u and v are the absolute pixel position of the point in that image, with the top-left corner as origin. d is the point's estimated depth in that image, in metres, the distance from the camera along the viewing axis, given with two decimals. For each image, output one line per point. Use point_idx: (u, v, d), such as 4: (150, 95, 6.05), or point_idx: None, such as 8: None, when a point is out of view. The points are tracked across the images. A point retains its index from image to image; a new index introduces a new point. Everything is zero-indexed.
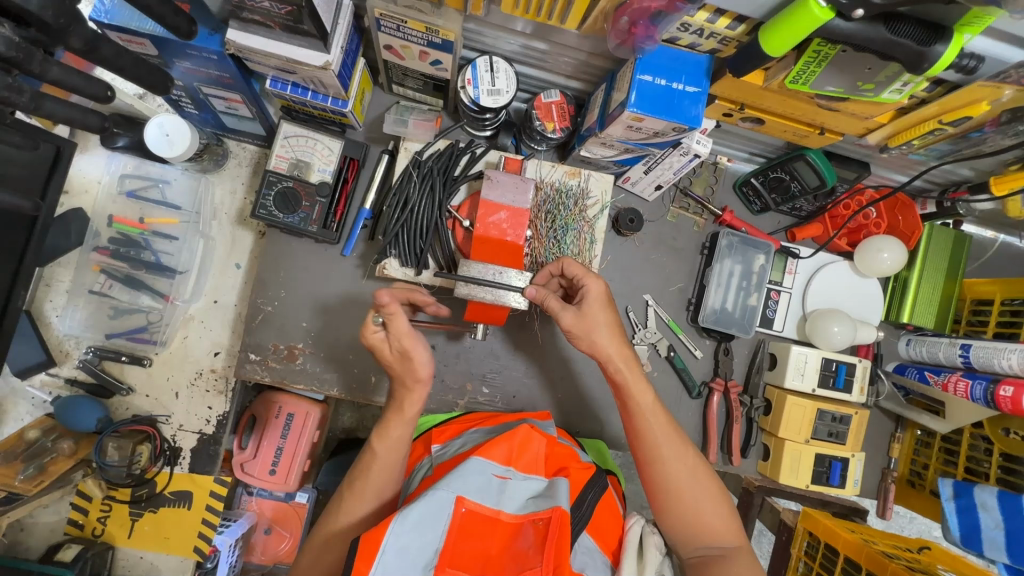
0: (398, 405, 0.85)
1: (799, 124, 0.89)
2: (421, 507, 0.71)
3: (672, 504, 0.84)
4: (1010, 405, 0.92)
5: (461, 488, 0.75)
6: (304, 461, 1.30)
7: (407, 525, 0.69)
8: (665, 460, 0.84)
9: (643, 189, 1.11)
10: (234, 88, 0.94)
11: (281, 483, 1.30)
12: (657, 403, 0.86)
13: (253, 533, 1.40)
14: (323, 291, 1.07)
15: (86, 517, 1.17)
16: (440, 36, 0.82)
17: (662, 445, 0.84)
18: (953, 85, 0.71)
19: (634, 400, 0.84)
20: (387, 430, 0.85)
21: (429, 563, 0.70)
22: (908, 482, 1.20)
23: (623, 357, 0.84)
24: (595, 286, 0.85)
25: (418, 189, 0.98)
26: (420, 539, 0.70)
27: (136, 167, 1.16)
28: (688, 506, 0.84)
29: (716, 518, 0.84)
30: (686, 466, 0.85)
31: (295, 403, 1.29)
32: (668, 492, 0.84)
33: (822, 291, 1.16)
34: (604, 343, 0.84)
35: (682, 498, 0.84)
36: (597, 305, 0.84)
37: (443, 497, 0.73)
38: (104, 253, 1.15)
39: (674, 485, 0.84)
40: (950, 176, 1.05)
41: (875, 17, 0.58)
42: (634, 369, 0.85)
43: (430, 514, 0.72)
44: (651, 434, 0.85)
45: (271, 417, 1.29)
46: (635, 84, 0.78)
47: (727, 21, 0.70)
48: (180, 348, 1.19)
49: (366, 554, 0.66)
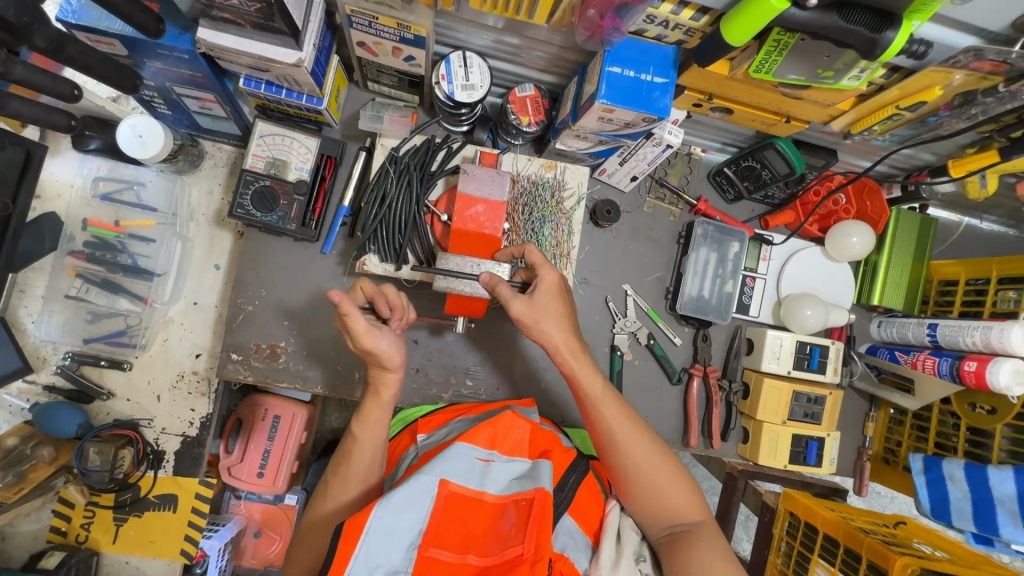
0: (374, 389, 0.86)
1: (766, 113, 0.91)
2: (406, 489, 0.72)
3: (634, 484, 0.86)
4: (975, 378, 0.97)
5: (445, 471, 0.76)
6: (291, 462, 1.31)
7: (391, 508, 0.70)
8: (624, 444, 0.86)
9: (620, 180, 1.13)
10: (208, 87, 0.94)
11: (269, 485, 1.30)
12: (607, 389, 0.88)
13: (243, 536, 1.40)
14: (305, 291, 1.07)
15: (69, 524, 1.15)
16: (411, 32, 0.83)
17: (616, 428, 0.87)
18: (909, 71, 0.73)
19: (586, 390, 0.87)
20: (365, 414, 0.86)
21: (412, 543, 0.71)
22: (883, 459, 1.24)
23: (570, 349, 0.87)
24: (549, 276, 0.86)
25: (395, 185, 0.97)
26: (404, 521, 0.71)
27: (110, 169, 1.15)
28: (652, 487, 0.85)
29: (679, 499, 0.86)
30: (644, 449, 0.87)
31: (281, 405, 1.30)
32: (628, 475, 0.86)
33: (795, 275, 1.19)
34: (552, 333, 0.86)
35: (644, 479, 0.85)
36: (548, 294, 0.86)
37: (428, 480, 0.74)
38: (79, 256, 1.13)
39: (634, 467, 0.86)
40: (914, 161, 1.08)
41: (829, 5, 0.60)
42: (581, 358, 0.88)
43: (414, 496, 0.73)
44: (605, 421, 0.87)
45: (258, 420, 1.29)
46: (604, 76, 0.79)
47: (690, 12, 0.72)
48: (161, 351, 1.18)
49: (352, 535, 0.68)
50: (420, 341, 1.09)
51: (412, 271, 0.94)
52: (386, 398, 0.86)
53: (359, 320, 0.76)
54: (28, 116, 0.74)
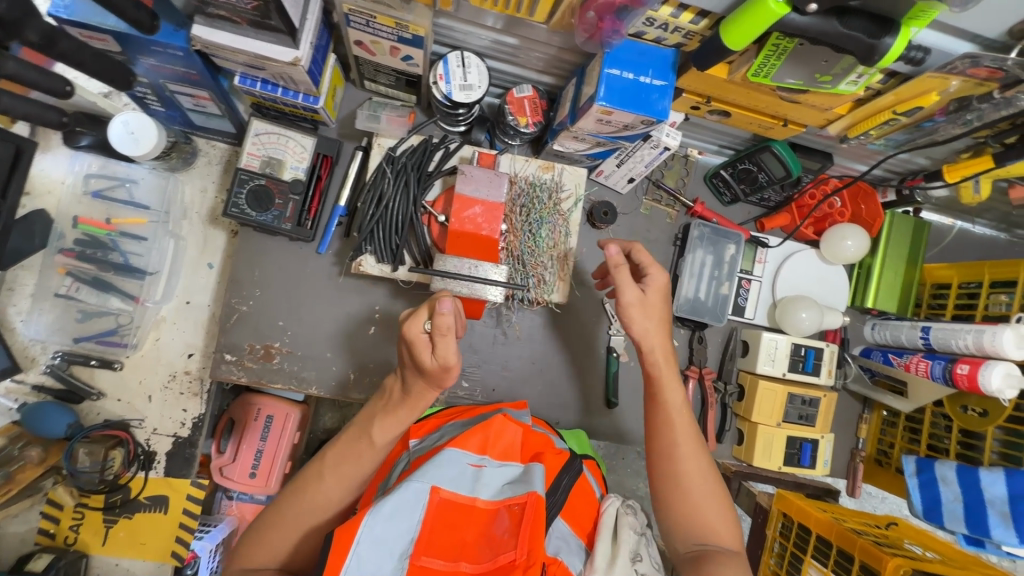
0: (411, 398, 0.82)
1: (763, 116, 0.92)
2: (397, 497, 0.71)
3: (671, 490, 0.86)
4: (967, 381, 0.98)
5: (437, 478, 0.75)
6: (285, 462, 1.30)
7: (382, 517, 0.69)
8: (677, 450, 0.86)
9: (617, 182, 1.13)
10: (202, 85, 0.93)
11: (261, 486, 1.29)
12: (685, 403, 0.90)
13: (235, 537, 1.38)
14: (300, 290, 1.06)
15: (57, 526, 1.14)
16: (410, 31, 0.83)
17: (678, 434, 0.87)
18: (906, 76, 0.74)
19: (658, 389, 0.89)
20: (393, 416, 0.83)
21: (404, 552, 0.70)
22: (875, 461, 1.25)
23: (663, 355, 0.89)
24: (658, 278, 0.89)
25: (392, 185, 0.96)
26: (396, 529, 0.70)
27: (102, 166, 1.13)
28: (689, 497, 0.85)
29: (713, 516, 0.84)
30: (693, 459, 0.86)
31: (274, 404, 1.29)
32: (669, 481, 0.86)
33: (790, 278, 1.20)
34: (652, 334, 0.88)
35: (684, 487, 0.85)
36: (656, 297, 0.89)
37: (419, 487, 0.73)
38: (70, 254, 1.12)
39: (678, 475, 0.85)
40: (909, 165, 1.09)
41: (828, 11, 0.60)
42: (670, 366, 0.90)
43: (406, 504, 0.72)
44: (672, 428, 0.88)
45: (250, 419, 1.28)
46: (603, 78, 0.79)
47: (690, 15, 0.72)
48: (152, 351, 1.17)
49: (341, 547, 0.67)
50: None
51: (410, 272, 0.93)
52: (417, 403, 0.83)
53: (455, 347, 0.74)
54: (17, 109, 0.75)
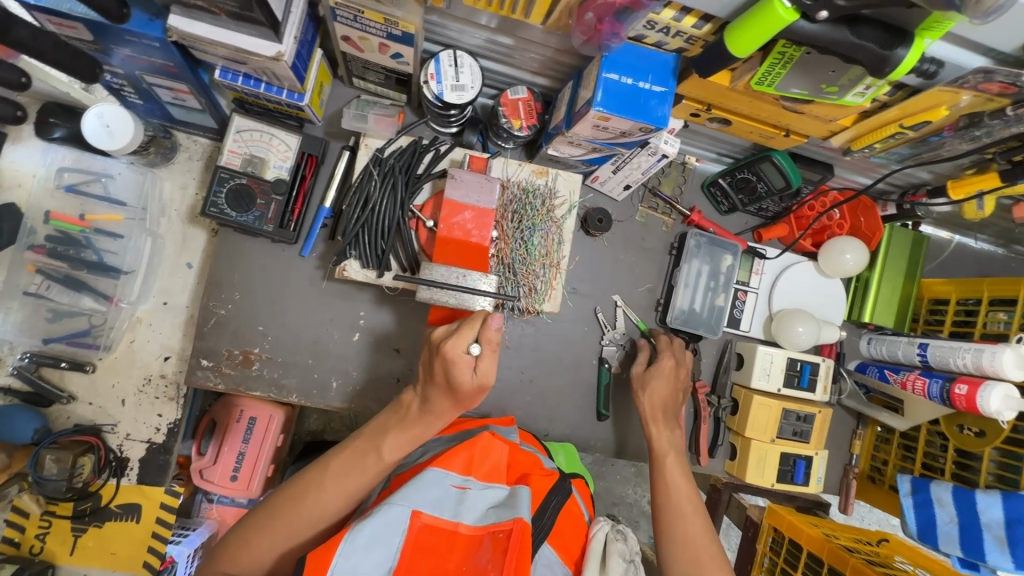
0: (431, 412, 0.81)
1: (765, 125, 0.89)
2: (374, 521, 0.68)
3: (675, 543, 0.89)
4: (965, 402, 0.96)
5: (417, 501, 0.72)
6: (267, 466, 1.26)
7: (359, 546, 0.66)
8: (680, 505, 0.92)
9: (612, 189, 1.09)
10: (180, 78, 0.88)
11: (243, 489, 1.25)
12: (681, 465, 0.97)
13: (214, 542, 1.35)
14: (282, 294, 1.02)
15: (22, 535, 1.09)
16: (399, 28, 0.79)
17: (675, 493, 0.94)
18: (914, 90, 0.71)
19: (660, 448, 0.99)
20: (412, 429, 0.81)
21: None
22: (868, 478, 1.23)
23: (661, 417, 1.01)
24: (666, 361, 1.04)
25: (379, 188, 0.92)
26: (372, 559, 0.66)
27: (76, 160, 1.08)
28: (693, 549, 0.88)
29: (715, 569, 0.86)
30: (697, 513, 0.92)
31: (258, 406, 1.24)
32: (673, 533, 0.90)
33: (788, 290, 1.17)
34: (650, 399, 1.02)
35: (688, 539, 0.89)
36: (661, 371, 1.03)
37: (398, 511, 0.70)
38: (40, 252, 1.06)
39: (681, 526, 0.90)
40: (911, 179, 1.06)
41: (839, 19, 0.57)
42: (667, 430, 1.00)
43: (383, 530, 0.68)
44: (669, 488, 0.94)
45: (232, 421, 1.24)
46: (601, 83, 0.75)
47: (692, 20, 0.68)
48: (127, 353, 1.12)
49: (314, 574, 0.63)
50: (402, 350, 1.05)
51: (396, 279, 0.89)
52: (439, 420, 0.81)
53: (495, 361, 0.78)
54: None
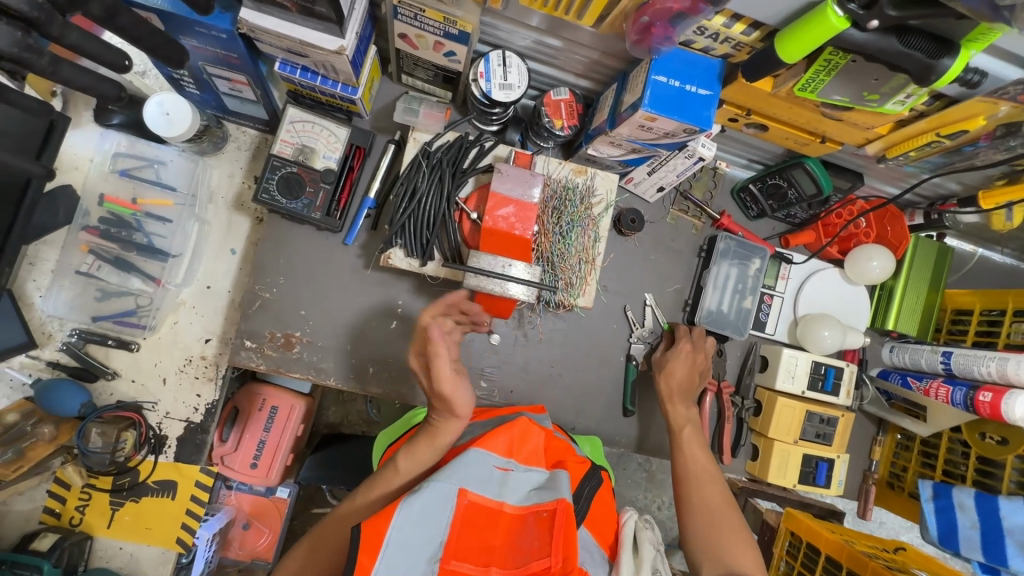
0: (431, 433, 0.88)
1: (801, 132, 0.92)
2: (424, 497, 0.71)
3: (694, 509, 0.95)
4: (989, 409, 0.98)
5: (463, 480, 0.76)
6: (287, 455, 1.30)
7: (411, 518, 0.69)
8: (697, 476, 0.98)
9: (646, 190, 1.13)
10: (241, 69, 0.93)
11: (262, 477, 1.29)
12: (697, 439, 1.03)
13: (231, 527, 1.39)
14: (325, 281, 1.06)
15: (63, 506, 1.12)
16: (457, 27, 0.83)
17: (692, 465, 1.00)
18: (952, 100, 0.75)
19: (675, 423, 1.05)
20: (415, 450, 0.87)
21: (434, 556, 0.69)
22: (887, 484, 1.24)
23: (680, 395, 1.07)
24: (686, 346, 1.08)
25: (426, 179, 0.96)
26: (424, 532, 0.70)
27: (130, 146, 1.12)
28: (712, 512, 0.94)
29: (732, 532, 0.91)
30: (714, 481, 0.98)
31: (279, 395, 1.29)
32: (692, 499, 0.96)
33: (813, 296, 1.19)
34: (672, 378, 1.07)
35: (707, 503, 0.95)
36: (681, 354, 1.08)
37: (446, 488, 0.74)
38: (93, 232, 1.11)
39: (701, 493, 0.96)
40: (939, 189, 1.09)
41: (888, 29, 0.61)
42: (685, 405, 1.07)
43: (434, 504, 0.72)
44: (686, 461, 1.01)
45: (254, 409, 1.28)
46: (650, 84, 0.79)
47: (743, 26, 0.72)
48: (170, 334, 1.16)
49: (370, 547, 0.66)
50: None
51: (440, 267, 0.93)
52: (441, 442, 0.87)
53: (461, 387, 0.85)
54: (78, 84, 0.76)
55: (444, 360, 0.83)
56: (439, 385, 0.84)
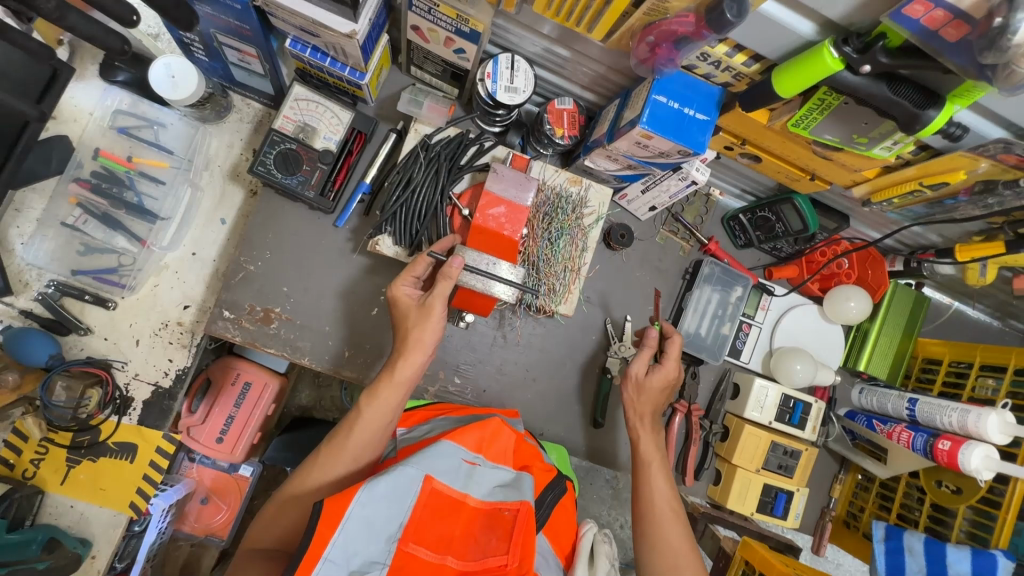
0: (390, 370, 0.88)
1: (793, 167, 0.94)
2: (391, 478, 0.73)
3: (655, 548, 0.93)
4: (947, 457, 1.00)
5: (431, 468, 0.77)
6: (253, 434, 1.30)
7: (375, 496, 0.71)
8: (662, 511, 0.95)
9: (638, 208, 1.14)
10: (252, 41, 0.93)
11: (227, 452, 1.29)
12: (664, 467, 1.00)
13: (189, 501, 1.37)
14: (310, 260, 1.06)
15: (18, 457, 1.10)
16: (469, 26, 0.84)
17: (657, 497, 0.97)
18: (935, 152, 0.77)
19: (645, 452, 1.02)
20: (375, 393, 0.87)
21: (393, 536, 0.72)
22: (843, 523, 1.26)
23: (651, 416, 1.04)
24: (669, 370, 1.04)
25: (423, 171, 0.97)
26: (386, 513, 0.72)
27: (132, 104, 1.12)
28: (675, 553, 0.91)
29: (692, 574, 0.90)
30: (676, 520, 0.95)
31: (254, 372, 1.29)
32: (656, 540, 0.93)
33: (791, 329, 1.21)
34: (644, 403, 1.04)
35: (670, 548, 0.92)
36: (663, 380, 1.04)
37: (413, 473, 0.75)
38: (83, 185, 1.10)
39: (665, 534, 0.93)
40: (921, 239, 1.12)
41: (879, 75, 0.63)
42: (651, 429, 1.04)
43: (399, 488, 0.74)
44: (653, 494, 0.97)
45: (227, 383, 1.28)
46: (649, 103, 0.80)
47: (743, 57, 0.74)
48: (150, 296, 1.15)
49: (330, 519, 0.69)
50: None
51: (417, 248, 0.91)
52: (401, 381, 0.88)
53: (443, 303, 0.88)
54: (83, 34, 0.77)
55: (433, 329, 0.89)
56: (411, 345, 0.88)
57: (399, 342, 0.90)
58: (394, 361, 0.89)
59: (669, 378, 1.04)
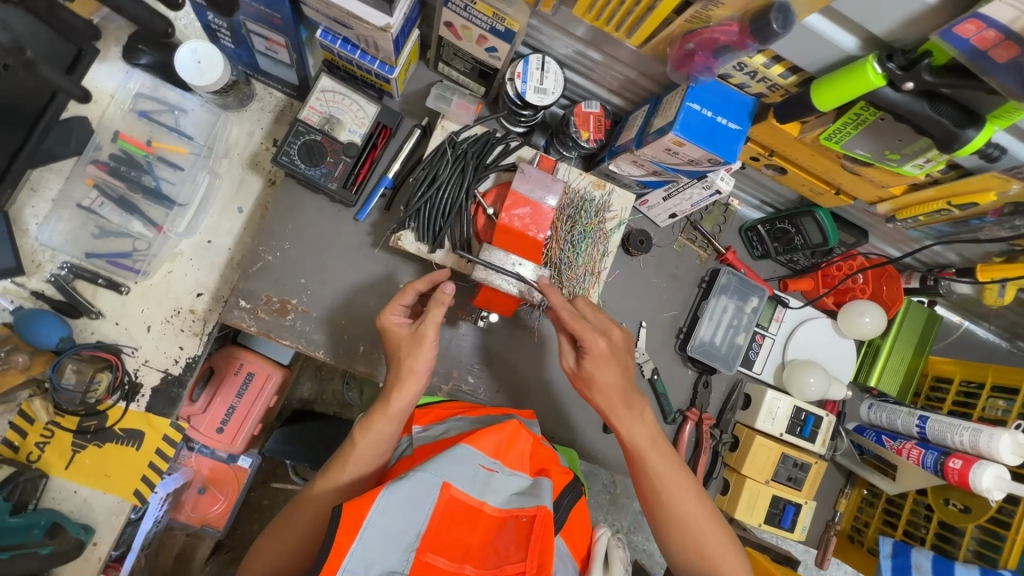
0: (384, 403, 0.88)
1: (818, 181, 0.94)
2: (408, 486, 0.73)
3: (670, 524, 0.92)
4: (958, 476, 1.01)
5: (448, 475, 0.77)
6: (254, 424, 1.30)
7: (392, 507, 0.71)
8: (667, 487, 0.92)
9: (658, 214, 1.14)
10: (281, 30, 0.93)
11: (227, 443, 1.29)
12: (653, 438, 0.93)
13: (186, 490, 1.36)
14: (329, 252, 1.05)
15: (23, 440, 1.08)
16: (504, 24, 0.84)
17: (658, 473, 0.92)
18: (966, 172, 0.78)
19: (631, 436, 0.92)
20: (370, 424, 0.88)
21: (411, 546, 0.73)
22: (848, 537, 1.27)
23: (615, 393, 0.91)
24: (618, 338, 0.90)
25: (449, 168, 0.96)
26: (404, 523, 0.73)
27: (153, 88, 1.11)
28: (690, 526, 0.92)
29: (711, 537, 0.92)
30: (684, 493, 0.92)
31: (257, 363, 1.29)
32: (669, 516, 0.92)
33: (804, 342, 1.22)
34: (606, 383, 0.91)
35: (684, 520, 0.92)
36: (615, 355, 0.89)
37: (431, 481, 0.75)
38: (100, 167, 1.09)
39: (677, 508, 0.92)
40: (938, 258, 1.13)
41: (921, 93, 0.63)
42: (626, 403, 0.92)
43: (416, 496, 0.74)
44: (654, 473, 0.92)
45: (230, 373, 1.28)
46: (683, 110, 0.80)
47: (781, 69, 0.74)
48: (163, 282, 1.14)
49: (349, 528, 0.69)
50: None
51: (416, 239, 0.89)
52: (397, 413, 0.88)
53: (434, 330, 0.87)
54: None
55: (426, 357, 0.87)
56: (405, 372, 0.88)
57: (394, 370, 0.89)
58: (388, 394, 0.88)
59: (619, 347, 0.90)
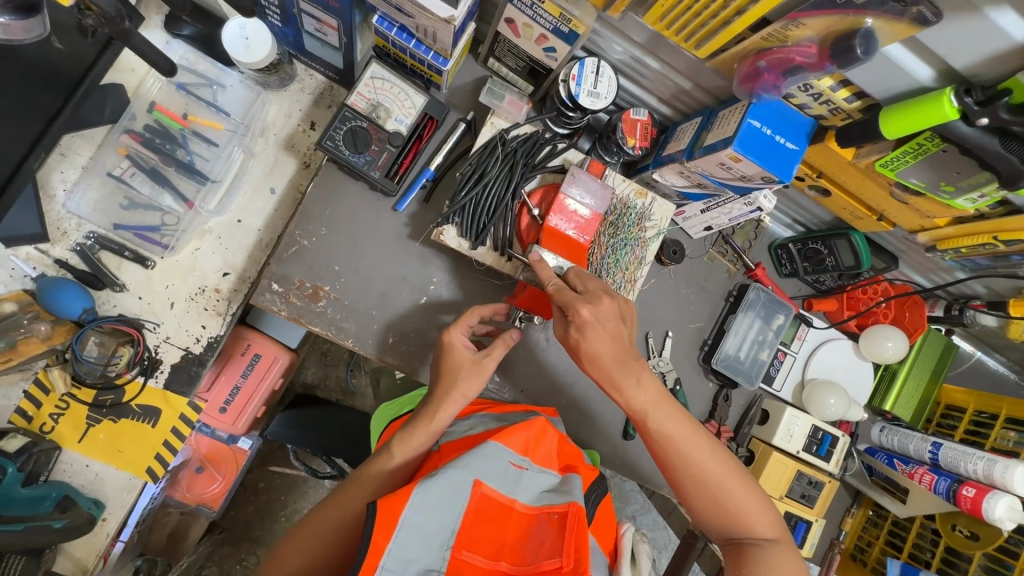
0: (428, 416, 0.86)
1: (861, 206, 0.95)
2: (439, 483, 0.73)
3: (694, 490, 0.87)
4: (970, 503, 1.03)
5: (480, 472, 0.77)
6: (258, 406, 1.29)
7: (426, 505, 0.71)
8: (685, 453, 0.86)
9: (692, 226, 1.15)
10: (336, 13, 0.91)
11: (229, 424, 1.27)
12: (660, 401, 0.86)
13: (183, 469, 1.33)
14: (364, 240, 1.04)
15: (37, 410, 1.06)
16: (570, 26, 0.83)
17: (673, 438, 0.86)
18: (1014, 209, 0.79)
19: (637, 405, 0.85)
20: (409, 436, 0.86)
21: (446, 543, 0.72)
22: (851, 556, 1.30)
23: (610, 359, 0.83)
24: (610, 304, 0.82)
25: (497, 166, 0.96)
26: (439, 521, 0.72)
27: (193, 61, 1.10)
28: (715, 488, 0.87)
29: (739, 495, 0.87)
30: (704, 457, 0.87)
31: (263, 345, 1.27)
32: (692, 483, 0.87)
33: (824, 362, 1.23)
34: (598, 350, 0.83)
35: (709, 484, 0.86)
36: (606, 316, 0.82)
37: (465, 477, 0.75)
38: (134, 138, 1.08)
39: (699, 473, 0.86)
40: (964, 288, 1.15)
41: (992, 129, 0.65)
42: (625, 370, 0.84)
43: (449, 494, 0.73)
44: (669, 440, 0.86)
45: (236, 353, 1.26)
46: (744, 125, 0.80)
47: (847, 93, 0.74)
48: (189, 260, 1.11)
49: (386, 526, 0.68)
50: None
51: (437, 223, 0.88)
52: (435, 430, 0.86)
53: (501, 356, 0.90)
54: None
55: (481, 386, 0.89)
56: (456, 398, 0.87)
57: (440, 385, 0.88)
58: (433, 411, 0.86)
59: (613, 310, 0.83)
